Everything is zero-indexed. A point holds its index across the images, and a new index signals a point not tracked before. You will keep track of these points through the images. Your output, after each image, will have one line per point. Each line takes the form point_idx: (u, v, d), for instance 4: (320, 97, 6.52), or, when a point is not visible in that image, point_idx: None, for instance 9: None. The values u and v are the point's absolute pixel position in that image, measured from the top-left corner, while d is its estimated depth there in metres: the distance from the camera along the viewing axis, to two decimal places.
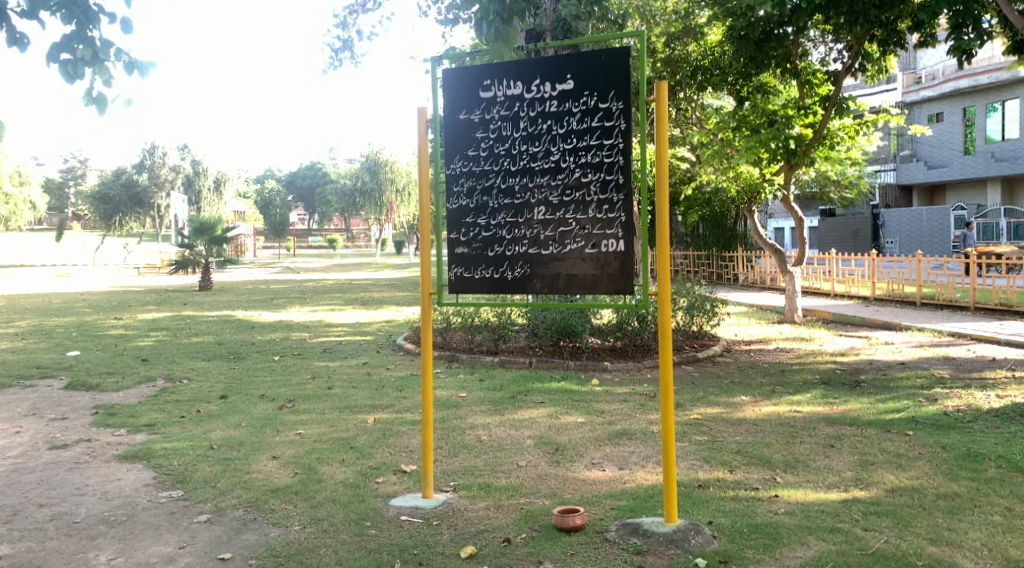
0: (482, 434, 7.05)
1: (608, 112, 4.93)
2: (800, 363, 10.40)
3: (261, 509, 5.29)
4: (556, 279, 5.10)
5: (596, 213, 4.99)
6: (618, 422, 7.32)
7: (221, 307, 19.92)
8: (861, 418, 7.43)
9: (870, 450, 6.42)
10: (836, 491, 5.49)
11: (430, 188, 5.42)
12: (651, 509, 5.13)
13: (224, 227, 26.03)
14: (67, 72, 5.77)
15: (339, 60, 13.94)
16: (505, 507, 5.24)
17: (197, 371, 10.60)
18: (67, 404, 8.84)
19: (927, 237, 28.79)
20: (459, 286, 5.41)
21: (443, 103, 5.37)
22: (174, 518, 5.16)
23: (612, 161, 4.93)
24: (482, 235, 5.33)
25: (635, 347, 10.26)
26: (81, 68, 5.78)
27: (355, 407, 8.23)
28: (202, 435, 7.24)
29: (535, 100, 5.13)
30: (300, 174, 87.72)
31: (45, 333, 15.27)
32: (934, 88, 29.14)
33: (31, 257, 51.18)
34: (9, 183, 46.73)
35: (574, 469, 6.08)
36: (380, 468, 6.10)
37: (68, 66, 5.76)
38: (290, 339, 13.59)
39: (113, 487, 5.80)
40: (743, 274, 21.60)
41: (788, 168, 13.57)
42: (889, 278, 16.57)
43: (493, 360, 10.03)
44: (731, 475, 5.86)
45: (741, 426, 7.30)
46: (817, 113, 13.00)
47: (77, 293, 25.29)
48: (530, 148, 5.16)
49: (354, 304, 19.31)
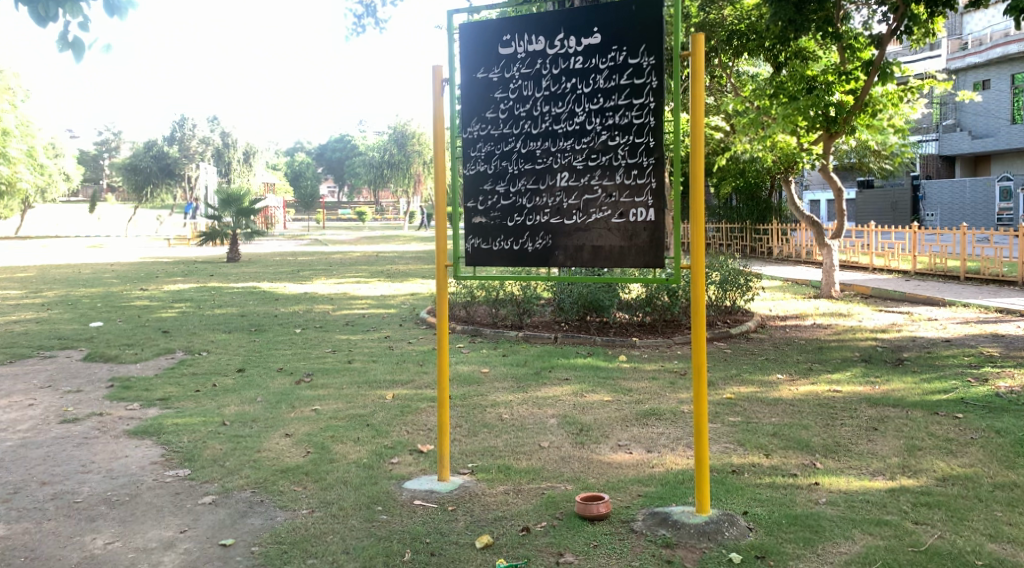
0: (504, 412, 6.75)
1: (639, 68, 4.54)
2: (838, 340, 9.97)
3: (269, 491, 5.03)
4: (580, 251, 4.73)
5: (624, 179, 4.61)
6: (647, 401, 6.97)
7: (248, 278, 19.82)
8: (906, 399, 7.03)
9: (917, 434, 6.02)
10: (881, 479, 5.11)
11: (446, 152, 5.07)
12: (680, 497, 4.79)
13: (251, 199, 25.81)
14: (39, 13, 5.41)
15: (363, 26, 13.57)
16: (525, 492, 4.94)
17: (217, 344, 10.40)
18: (83, 376, 8.67)
19: (970, 209, 27.98)
20: (477, 259, 5.06)
21: (458, 62, 5.01)
22: (178, 499, 4.91)
23: (643, 121, 4.54)
24: (501, 204, 4.97)
25: (665, 322, 9.92)
26: (53, 9, 5.42)
27: (374, 382, 7.97)
28: (215, 410, 7.00)
29: (558, 56, 4.75)
30: (330, 146, 87.68)
31: (70, 304, 15.16)
32: (981, 54, 27.95)
33: (65, 229, 51.49)
34: (43, 154, 46.92)
35: (600, 451, 5.76)
36: (396, 448, 5.82)
37: (39, 7, 5.39)
38: (314, 311, 13.39)
39: (119, 464, 5.57)
40: (778, 247, 21.09)
41: (827, 136, 13.03)
42: (932, 252, 15.97)
43: (517, 335, 9.72)
44: (768, 460, 5.49)
45: (777, 406, 6.93)
46: (860, 79, 12.44)
47: (107, 263, 25.42)
48: (553, 110, 4.79)
49: (380, 277, 19.11)
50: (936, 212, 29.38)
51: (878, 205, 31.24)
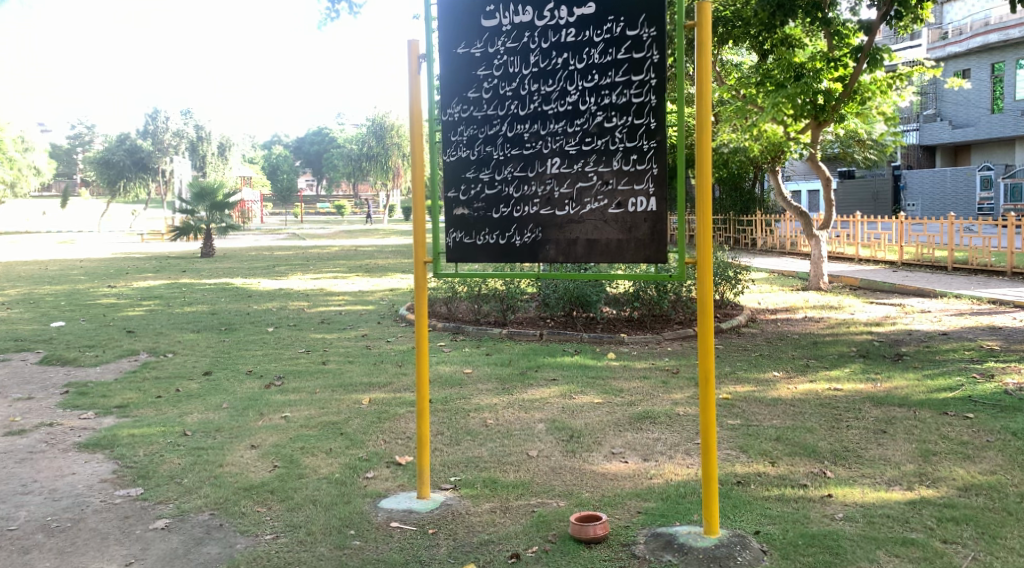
0: (489, 417, 6.29)
1: (638, 41, 4.10)
2: (832, 334, 9.59)
3: (229, 513, 4.58)
4: (573, 245, 4.27)
5: (622, 164, 4.16)
6: (640, 403, 6.54)
7: (220, 274, 19.19)
8: (911, 398, 6.62)
9: (929, 437, 5.60)
10: (897, 489, 4.69)
11: (424, 138, 4.60)
12: (683, 514, 4.38)
13: (226, 194, 25.12)
14: None
15: (337, 11, 13.15)
16: (514, 510, 4.50)
17: (184, 345, 9.86)
18: (37, 381, 8.15)
19: (952, 199, 27.83)
20: (459, 254, 4.58)
21: (437, 35, 4.54)
22: (126, 525, 4.46)
23: (643, 100, 4.11)
24: (485, 193, 4.51)
25: (654, 318, 9.46)
26: None
27: (350, 385, 7.48)
28: (176, 419, 6.50)
29: (548, 29, 4.30)
30: (308, 139, 86.58)
31: (31, 302, 14.53)
32: (961, 44, 27.80)
33: (36, 224, 50.38)
34: (11, 148, 45.80)
35: (592, 460, 5.32)
36: (371, 461, 5.35)
37: None
38: (288, 308, 12.87)
39: (64, 483, 5.10)
40: (762, 239, 20.77)
41: (816, 125, 12.71)
42: (919, 242, 15.66)
43: (501, 332, 9.28)
44: (773, 469, 5.08)
45: (777, 407, 6.52)
46: (848, 66, 12.02)
47: (76, 260, 24.65)
48: (541, 88, 4.34)
49: (358, 271, 18.58)
50: (916, 202, 29.13)
51: (859, 195, 31.11)
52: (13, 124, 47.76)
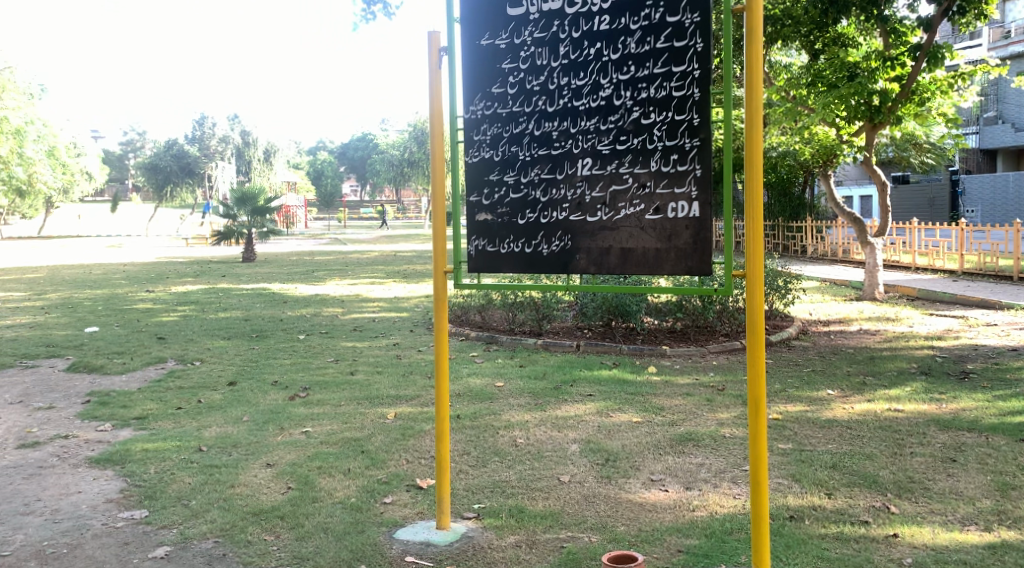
0: (519, 435, 5.89)
1: (680, 28, 3.68)
2: (890, 348, 9.00)
3: (234, 541, 4.25)
4: (606, 254, 3.86)
5: (661, 165, 3.73)
6: (682, 423, 6.09)
7: (259, 278, 19.04)
8: (981, 422, 6.05)
9: (1005, 468, 5.07)
10: (974, 530, 4.19)
11: (445, 139, 4.23)
12: (730, 555, 3.95)
13: (268, 198, 25.05)
14: None
15: (372, 12, 12.89)
16: (541, 545, 4.11)
17: (212, 352, 9.62)
18: (60, 389, 7.93)
19: (1015, 205, 26.54)
20: (483, 264, 4.21)
21: (459, 25, 4.17)
22: (124, 553, 4.15)
23: (685, 94, 3.68)
24: (511, 197, 4.13)
25: (698, 329, 8.98)
26: None
27: (376, 398, 7.13)
28: (194, 433, 6.21)
29: (580, 16, 3.90)
30: (353, 144, 87.12)
31: (70, 307, 14.47)
32: None
33: (86, 228, 51.19)
34: (65, 154, 46.56)
35: (629, 488, 4.89)
36: (391, 483, 4.99)
37: None
38: (322, 315, 12.62)
39: (66, 503, 4.81)
40: (813, 246, 20.10)
41: (871, 128, 12.02)
42: (980, 250, 14.93)
43: (536, 342, 8.89)
44: (831, 502, 4.60)
45: (832, 430, 6.02)
46: (906, 65, 11.37)
47: (119, 264, 24.76)
48: (572, 82, 3.94)
49: (397, 277, 18.29)
50: (976, 208, 27.98)
51: (915, 200, 30.15)
52: (65, 130, 48.47)
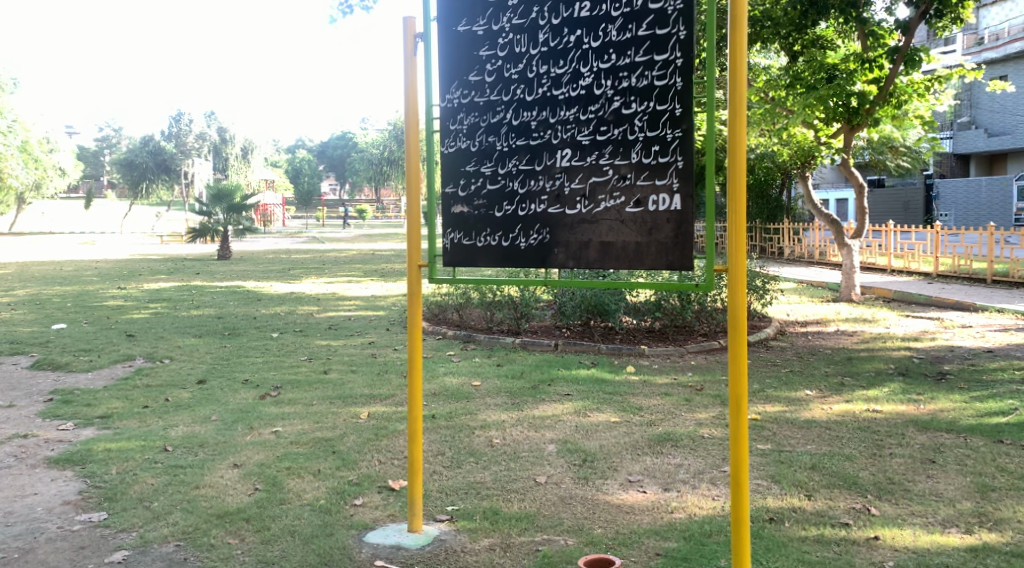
0: (495, 436, 5.76)
1: (662, 15, 3.57)
2: (868, 349, 8.95)
3: (197, 544, 4.09)
4: (585, 248, 3.74)
5: (642, 156, 3.62)
6: (660, 424, 5.98)
7: (234, 276, 18.76)
8: (959, 423, 6.00)
9: (985, 469, 5.01)
10: (955, 533, 4.12)
11: (421, 129, 4.10)
12: (709, 559, 3.86)
13: (244, 195, 24.68)
14: None
15: (349, 5, 12.72)
16: (515, 548, 3.99)
17: (182, 350, 9.40)
18: (22, 387, 7.70)
19: (987, 208, 26.74)
20: (459, 257, 4.08)
21: (436, 8, 4.05)
22: (80, 557, 3.98)
23: (667, 83, 3.57)
24: (488, 188, 4.01)
25: (677, 328, 8.90)
26: None
27: (349, 397, 6.97)
28: (160, 433, 6.03)
29: (559, 2, 3.79)
30: (331, 143, 86.56)
31: (38, 303, 14.17)
32: (998, 50, 26.79)
33: (60, 225, 50.43)
34: (38, 149, 45.83)
35: (606, 489, 4.77)
36: (362, 485, 4.85)
37: None
38: (296, 313, 12.42)
39: (22, 505, 4.63)
40: (790, 248, 20.14)
41: (849, 129, 11.98)
42: (955, 252, 14.97)
43: (514, 341, 8.76)
44: (810, 504, 4.51)
45: (811, 430, 5.95)
46: (884, 67, 11.33)
47: (91, 261, 24.34)
48: (552, 71, 3.83)
49: (374, 276, 18.11)
50: (949, 212, 28.18)
51: (890, 204, 30.32)
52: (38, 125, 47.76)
